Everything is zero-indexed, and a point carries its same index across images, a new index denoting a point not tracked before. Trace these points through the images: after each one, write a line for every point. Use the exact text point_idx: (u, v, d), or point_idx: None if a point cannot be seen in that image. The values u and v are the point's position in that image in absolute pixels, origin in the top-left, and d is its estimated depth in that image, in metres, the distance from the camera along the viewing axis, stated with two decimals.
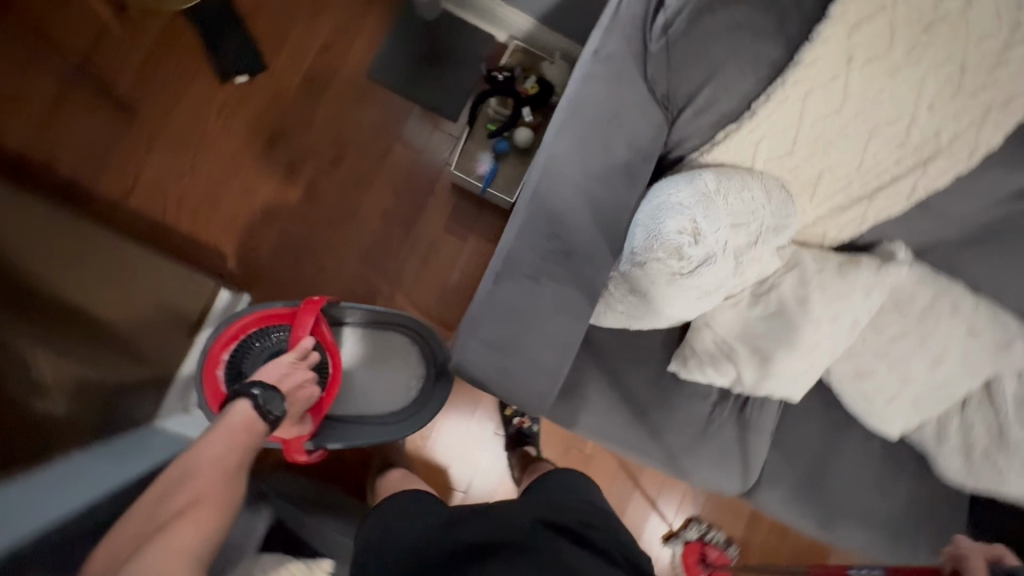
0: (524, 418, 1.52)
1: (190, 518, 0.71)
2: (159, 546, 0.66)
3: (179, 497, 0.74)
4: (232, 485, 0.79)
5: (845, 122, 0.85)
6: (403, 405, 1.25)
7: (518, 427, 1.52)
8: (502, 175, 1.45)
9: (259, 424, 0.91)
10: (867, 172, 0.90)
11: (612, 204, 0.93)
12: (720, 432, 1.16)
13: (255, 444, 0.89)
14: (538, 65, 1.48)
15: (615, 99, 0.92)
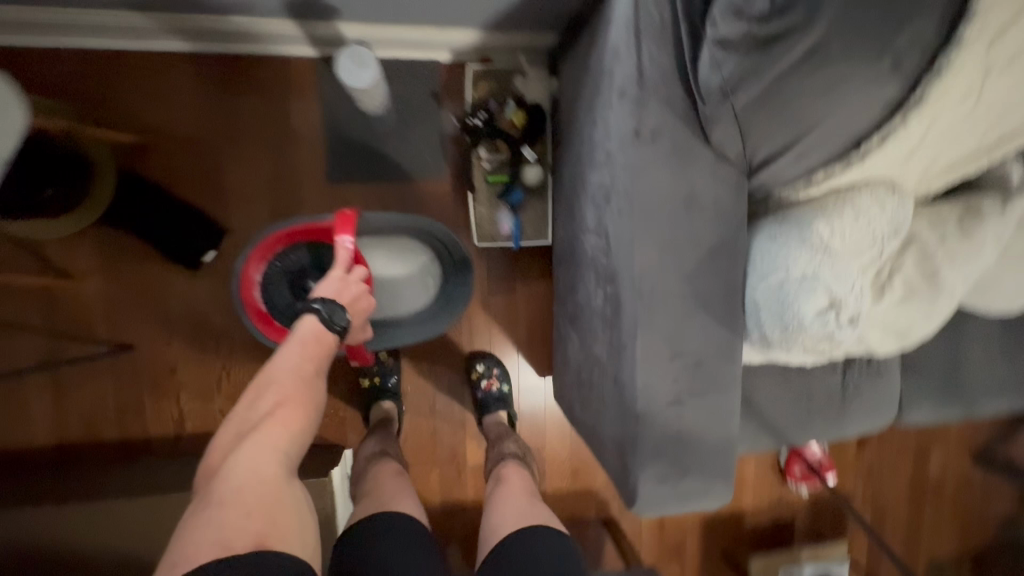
0: (490, 380, 1.43)
1: (278, 419, 0.76)
2: (252, 446, 0.72)
3: (265, 400, 0.77)
4: (314, 395, 0.82)
5: (971, 118, 0.74)
6: (428, 302, 1.21)
7: (486, 390, 1.43)
8: (527, 222, 1.30)
9: (330, 337, 0.87)
10: (986, 143, 0.81)
11: (720, 290, 0.83)
12: (858, 391, 1.17)
13: (329, 356, 0.87)
14: (509, 83, 1.25)
15: (681, 180, 0.79)
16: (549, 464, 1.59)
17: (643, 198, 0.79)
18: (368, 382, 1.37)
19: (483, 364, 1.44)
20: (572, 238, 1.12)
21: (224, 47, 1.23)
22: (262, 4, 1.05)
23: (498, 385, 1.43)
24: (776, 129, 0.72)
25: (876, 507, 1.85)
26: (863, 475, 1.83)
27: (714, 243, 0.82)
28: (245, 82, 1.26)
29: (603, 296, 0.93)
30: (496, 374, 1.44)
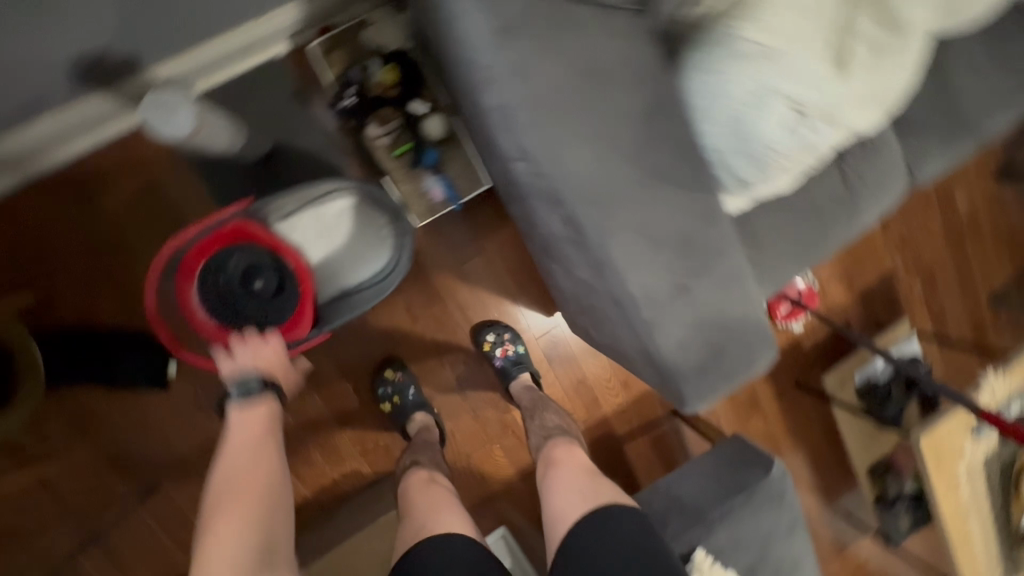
0: (505, 345, 1.37)
1: (223, 520, 0.75)
2: (213, 546, 0.72)
3: (217, 501, 0.78)
4: (260, 480, 0.81)
5: None
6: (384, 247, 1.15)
7: (503, 356, 1.37)
8: (457, 177, 1.17)
9: (258, 412, 0.90)
10: None
11: (676, 152, 0.72)
12: (862, 178, 1.07)
13: (275, 428, 0.91)
14: (359, 39, 1.07)
15: (576, 57, 0.67)
16: (599, 389, 1.56)
17: (546, 98, 0.67)
18: (388, 404, 1.32)
19: (503, 328, 1.38)
20: (504, 173, 1.00)
21: (56, 158, 1.08)
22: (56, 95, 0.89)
23: (514, 351, 1.38)
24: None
25: (921, 271, 1.80)
26: (897, 248, 1.76)
27: (644, 110, 0.70)
28: (104, 183, 1.12)
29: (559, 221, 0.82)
30: (508, 338, 1.38)
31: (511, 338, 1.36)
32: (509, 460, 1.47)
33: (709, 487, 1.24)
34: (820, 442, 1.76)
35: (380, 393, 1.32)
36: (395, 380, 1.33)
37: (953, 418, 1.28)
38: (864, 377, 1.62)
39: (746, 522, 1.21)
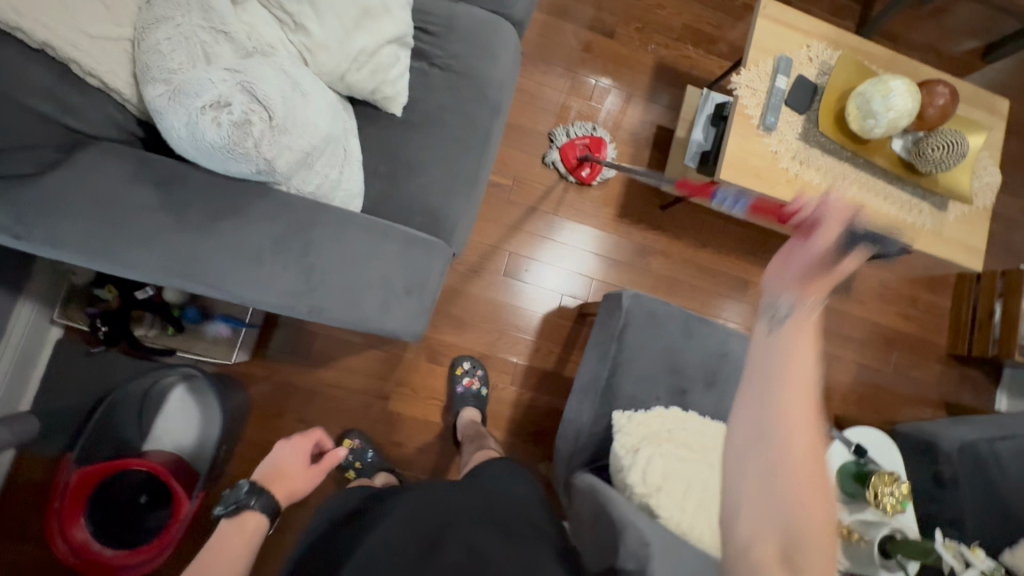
0: (471, 377, 1.55)
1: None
2: None
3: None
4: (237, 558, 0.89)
5: None
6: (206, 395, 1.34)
7: (466, 385, 1.53)
8: (228, 307, 1.34)
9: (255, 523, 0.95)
10: None
11: (213, 193, 0.85)
12: (456, 53, 1.16)
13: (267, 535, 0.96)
14: (81, 286, 1.30)
15: (78, 202, 0.80)
16: (503, 349, 1.62)
17: (84, 245, 0.80)
18: (351, 472, 1.44)
19: (465, 362, 1.56)
20: None
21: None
22: None
23: (479, 384, 1.54)
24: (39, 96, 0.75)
25: (680, 38, 1.80)
26: (643, 41, 1.78)
27: (159, 189, 0.84)
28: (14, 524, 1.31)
29: None
30: (477, 372, 1.55)
31: (477, 371, 1.54)
32: None
33: (595, 355, 1.26)
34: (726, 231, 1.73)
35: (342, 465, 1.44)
36: (353, 447, 1.45)
37: (732, 137, 1.25)
38: (693, 157, 1.57)
39: (639, 356, 1.22)
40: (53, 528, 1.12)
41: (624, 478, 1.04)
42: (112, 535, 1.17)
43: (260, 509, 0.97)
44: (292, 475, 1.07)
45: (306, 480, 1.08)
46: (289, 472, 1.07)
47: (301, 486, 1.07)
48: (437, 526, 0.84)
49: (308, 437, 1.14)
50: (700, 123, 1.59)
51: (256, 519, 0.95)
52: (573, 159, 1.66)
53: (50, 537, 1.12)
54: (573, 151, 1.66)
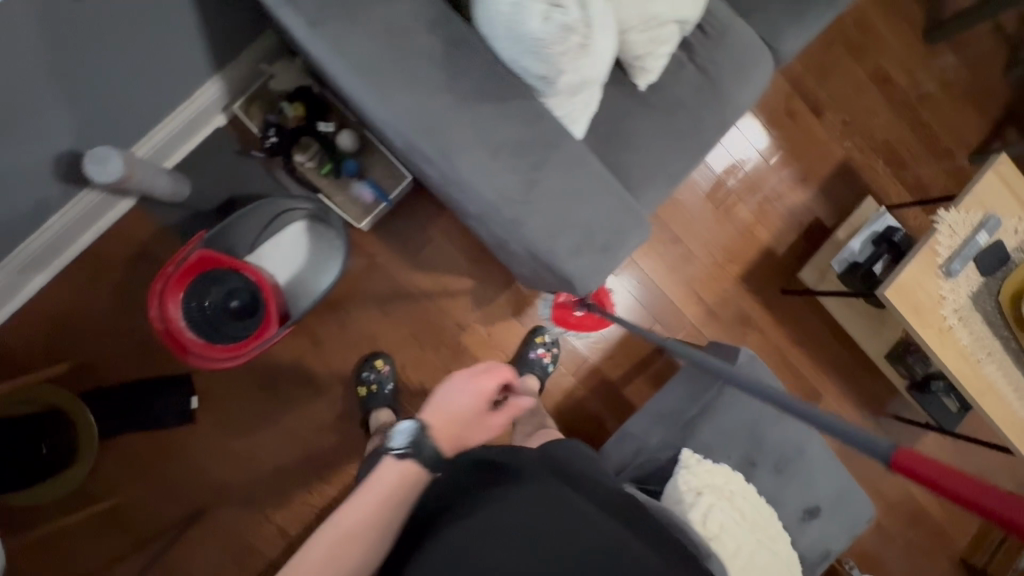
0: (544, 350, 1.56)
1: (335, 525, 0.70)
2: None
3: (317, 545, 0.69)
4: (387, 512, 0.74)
5: None
6: (328, 247, 1.38)
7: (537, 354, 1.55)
8: (381, 177, 1.37)
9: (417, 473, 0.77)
10: None
11: (483, 76, 0.87)
12: (716, 61, 1.16)
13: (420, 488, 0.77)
14: (271, 90, 1.30)
15: (374, 25, 0.83)
16: (580, 341, 1.64)
17: (362, 62, 0.84)
18: (365, 389, 1.45)
19: (546, 334, 1.57)
20: None
21: (71, 255, 1.35)
22: (51, 196, 1.17)
23: (550, 359, 1.56)
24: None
25: (877, 150, 1.79)
26: (843, 134, 1.77)
27: (442, 48, 0.86)
28: (107, 265, 1.37)
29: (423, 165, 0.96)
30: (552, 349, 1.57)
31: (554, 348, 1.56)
32: None
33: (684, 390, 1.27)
34: (827, 342, 1.73)
35: (363, 377, 1.46)
36: (380, 369, 1.47)
37: (915, 263, 1.25)
38: (841, 263, 1.59)
39: (729, 412, 1.22)
40: (157, 288, 1.17)
41: (683, 513, 1.07)
42: (200, 320, 1.21)
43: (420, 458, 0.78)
44: (458, 420, 0.84)
45: (480, 431, 0.86)
46: (463, 419, 0.84)
47: (467, 436, 0.85)
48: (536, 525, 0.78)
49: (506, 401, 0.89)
50: (863, 236, 1.60)
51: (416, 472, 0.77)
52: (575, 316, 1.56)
53: (151, 295, 1.17)
54: (569, 313, 1.57)
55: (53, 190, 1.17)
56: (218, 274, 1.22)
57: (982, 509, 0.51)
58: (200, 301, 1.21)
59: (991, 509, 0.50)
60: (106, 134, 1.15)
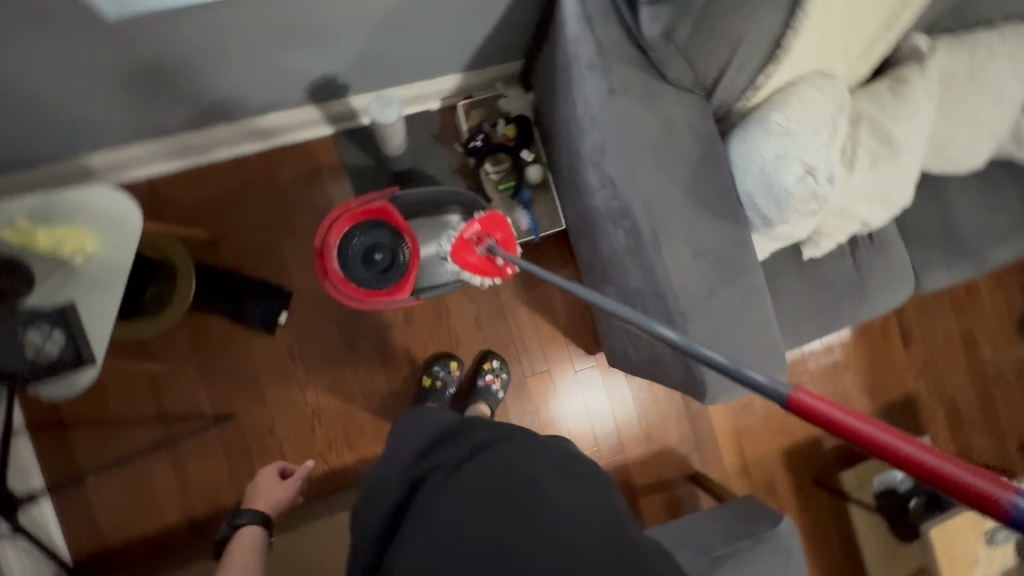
0: (492, 376, 1.56)
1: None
2: None
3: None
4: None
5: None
6: None
7: (484, 380, 1.55)
8: (541, 214, 1.49)
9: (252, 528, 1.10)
10: (883, 19, 1.01)
11: (716, 193, 1.00)
12: (872, 265, 1.30)
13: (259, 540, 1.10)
14: (496, 105, 1.48)
15: (657, 115, 0.98)
16: (623, 434, 1.69)
17: (631, 136, 0.99)
18: (430, 380, 1.51)
19: (495, 361, 1.57)
20: (581, 208, 1.31)
21: (257, 147, 1.47)
22: (288, 98, 1.31)
23: (498, 387, 1.56)
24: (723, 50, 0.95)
25: (943, 398, 1.89)
26: (919, 371, 1.88)
27: (699, 157, 1.00)
28: (280, 168, 1.50)
29: (622, 232, 1.08)
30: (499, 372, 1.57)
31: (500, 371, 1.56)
32: None
33: (718, 529, 1.32)
34: (835, 548, 1.76)
35: (433, 370, 1.52)
36: (452, 370, 1.53)
37: (964, 516, 1.33)
38: (882, 483, 1.69)
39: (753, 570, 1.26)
40: (335, 215, 1.29)
41: None
42: (348, 257, 1.32)
43: (251, 521, 1.12)
44: (271, 488, 1.22)
45: (279, 491, 1.21)
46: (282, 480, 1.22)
47: (280, 497, 1.22)
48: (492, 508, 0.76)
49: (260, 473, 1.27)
50: None
51: (250, 528, 1.11)
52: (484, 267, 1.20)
53: (328, 217, 1.29)
54: (470, 253, 1.19)
55: (293, 95, 1.31)
56: (385, 229, 1.34)
57: (947, 482, 0.43)
58: (356, 241, 1.33)
59: (955, 480, 0.43)
60: (361, 75, 1.30)
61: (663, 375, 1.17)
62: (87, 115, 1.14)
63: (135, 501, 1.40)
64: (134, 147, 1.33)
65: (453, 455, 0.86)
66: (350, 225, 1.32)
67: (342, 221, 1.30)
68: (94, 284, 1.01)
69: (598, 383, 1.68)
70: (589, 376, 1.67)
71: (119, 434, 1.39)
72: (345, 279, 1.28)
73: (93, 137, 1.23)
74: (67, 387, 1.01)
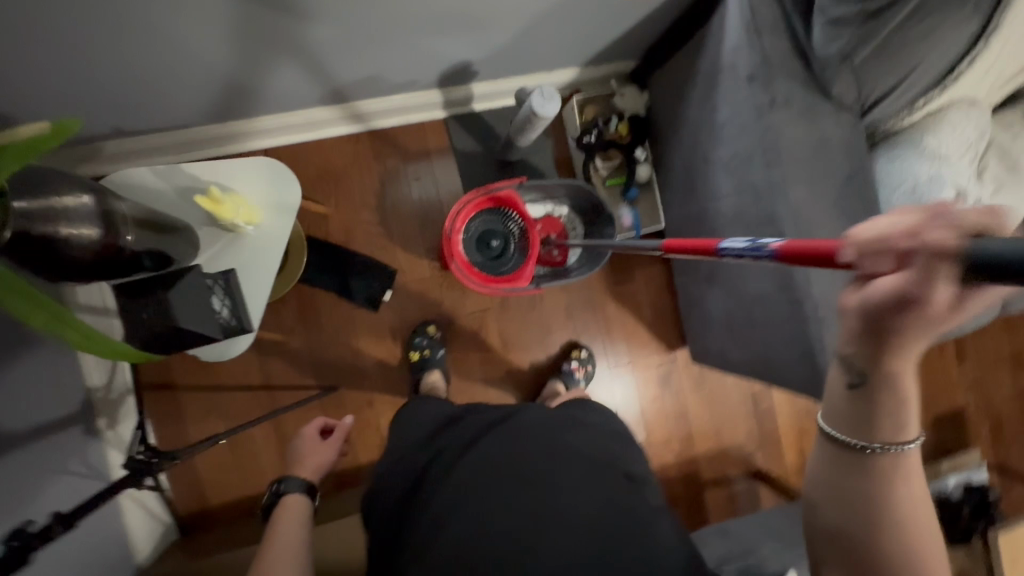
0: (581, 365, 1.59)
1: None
2: None
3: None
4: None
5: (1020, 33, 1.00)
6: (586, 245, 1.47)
7: (570, 368, 1.58)
8: (644, 213, 1.53)
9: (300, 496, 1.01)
10: None
11: (861, 208, 1.05)
12: None
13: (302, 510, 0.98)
14: (609, 102, 1.51)
15: (813, 129, 1.03)
16: (696, 429, 1.75)
17: (785, 148, 1.04)
18: (417, 354, 1.48)
19: (584, 351, 1.62)
20: (698, 210, 1.35)
21: (367, 125, 1.49)
22: (420, 80, 1.34)
23: (581, 375, 1.58)
24: (887, 71, 0.99)
25: (988, 413, 1.98)
26: (969, 386, 1.96)
27: (848, 174, 1.05)
28: (392, 148, 1.52)
29: (757, 238, 1.13)
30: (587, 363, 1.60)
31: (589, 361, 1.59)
32: None
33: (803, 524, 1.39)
34: None
35: (415, 343, 1.49)
36: (433, 336, 1.50)
37: None
38: (935, 492, 1.76)
39: None
40: (467, 199, 1.31)
41: None
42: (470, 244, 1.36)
43: (295, 491, 1.03)
44: (316, 453, 1.17)
45: (321, 453, 1.16)
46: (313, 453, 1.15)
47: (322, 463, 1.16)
48: (514, 480, 0.76)
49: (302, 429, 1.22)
50: (961, 479, 1.78)
51: (294, 497, 1.01)
52: (550, 256, 1.41)
53: (460, 201, 1.31)
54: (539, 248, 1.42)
55: (425, 78, 1.33)
56: (507, 215, 1.40)
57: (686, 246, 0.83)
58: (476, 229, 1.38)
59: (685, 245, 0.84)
60: (495, 63, 1.32)
61: (776, 376, 1.23)
62: (239, 87, 1.17)
63: (235, 465, 1.43)
64: (257, 118, 1.34)
65: (463, 434, 0.87)
66: (474, 213, 1.36)
67: (469, 208, 1.33)
68: (256, 257, 1.04)
69: (674, 377, 1.74)
70: (666, 370, 1.73)
71: (225, 400, 1.42)
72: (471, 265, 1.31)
73: (233, 107, 1.25)
74: (223, 351, 1.06)
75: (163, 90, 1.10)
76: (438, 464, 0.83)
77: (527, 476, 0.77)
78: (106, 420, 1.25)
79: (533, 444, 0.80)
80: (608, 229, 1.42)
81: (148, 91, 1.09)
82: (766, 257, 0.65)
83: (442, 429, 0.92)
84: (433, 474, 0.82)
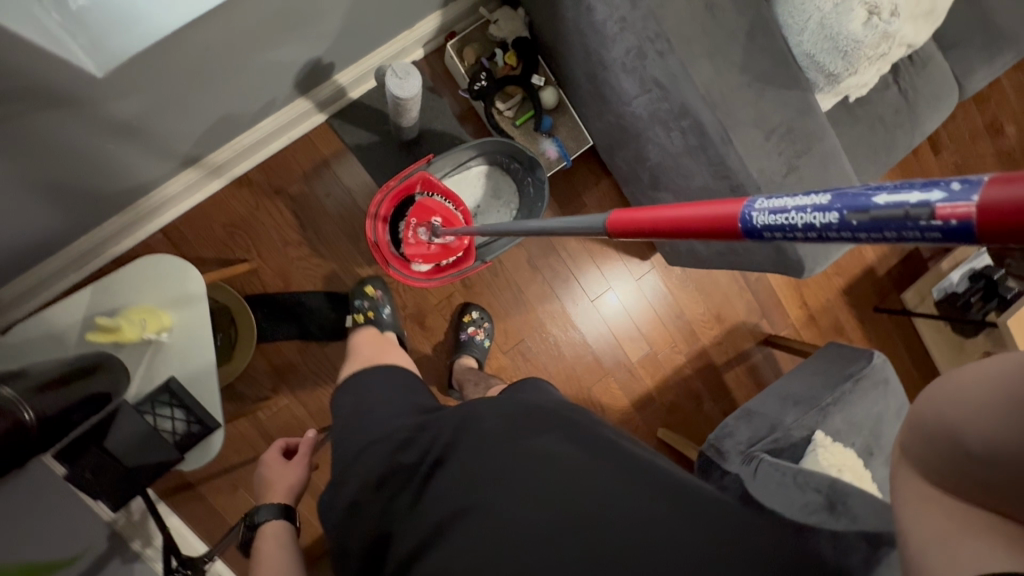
0: (477, 327, 1.49)
1: None
2: None
3: None
4: None
5: None
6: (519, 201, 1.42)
7: (471, 334, 1.49)
8: (567, 138, 1.42)
9: (269, 528, 0.88)
10: None
11: (771, 65, 0.96)
12: (918, 87, 1.25)
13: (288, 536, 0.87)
14: (486, 35, 1.36)
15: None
16: (694, 322, 1.74)
17: (674, 30, 0.92)
18: (361, 317, 1.32)
19: (474, 312, 1.51)
20: (615, 119, 1.24)
21: (234, 172, 1.36)
22: (278, 96, 1.21)
23: (483, 336, 1.50)
24: None
25: None
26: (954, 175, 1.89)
27: (747, 33, 0.95)
28: (285, 172, 1.41)
29: (679, 134, 1.03)
30: (482, 323, 1.51)
31: (482, 322, 1.49)
32: (622, 392, 1.69)
33: (818, 380, 1.39)
34: (907, 361, 1.88)
35: (357, 305, 1.34)
36: (373, 296, 1.36)
37: None
38: (941, 292, 1.77)
39: (857, 405, 1.35)
40: (380, 200, 1.22)
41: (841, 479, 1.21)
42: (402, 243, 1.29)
43: (272, 518, 0.89)
44: (283, 475, 0.98)
45: (292, 475, 0.97)
46: (277, 481, 0.96)
47: (295, 482, 0.97)
48: (494, 500, 0.59)
49: (263, 455, 1.01)
50: (963, 270, 1.76)
51: (273, 524, 0.88)
52: (429, 249, 1.25)
53: (374, 205, 1.22)
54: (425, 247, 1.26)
55: (281, 92, 1.20)
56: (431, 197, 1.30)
57: (681, 231, 0.47)
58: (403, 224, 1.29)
59: (664, 222, 0.49)
60: (347, 47, 1.18)
61: (746, 260, 1.19)
62: (100, 181, 1.07)
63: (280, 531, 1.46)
64: (136, 205, 1.24)
65: (417, 453, 0.68)
66: (393, 209, 1.27)
67: (388, 206, 1.24)
68: (187, 350, 1.00)
69: (657, 282, 1.70)
70: (648, 278, 1.69)
71: (246, 476, 1.43)
72: (408, 264, 1.25)
73: (97, 205, 1.14)
74: (203, 457, 1.00)
75: (17, 220, 0.99)
76: (407, 490, 0.66)
77: (505, 483, 0.60)
78: (140, 541, 1.28)
79: (534, 449, 0.64)
80: (534, 172, 1.34)
81: (14, 226, 1.00)
82: (916, 237, 0.31)
83: (390, 445, 0.72)
84: (401, 509, 0.65)
